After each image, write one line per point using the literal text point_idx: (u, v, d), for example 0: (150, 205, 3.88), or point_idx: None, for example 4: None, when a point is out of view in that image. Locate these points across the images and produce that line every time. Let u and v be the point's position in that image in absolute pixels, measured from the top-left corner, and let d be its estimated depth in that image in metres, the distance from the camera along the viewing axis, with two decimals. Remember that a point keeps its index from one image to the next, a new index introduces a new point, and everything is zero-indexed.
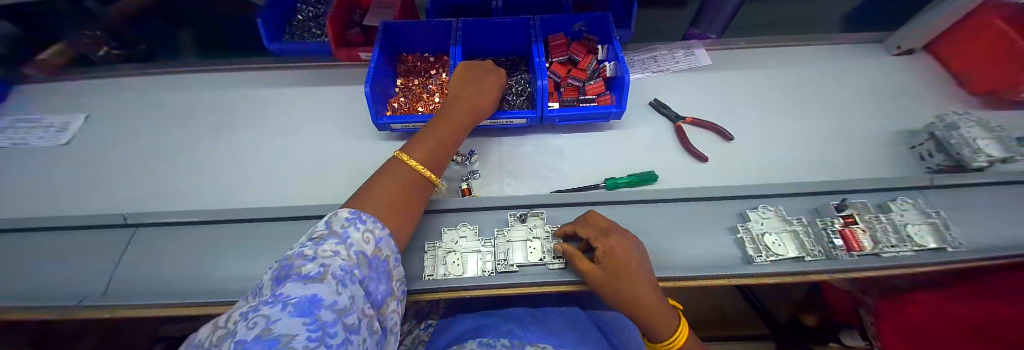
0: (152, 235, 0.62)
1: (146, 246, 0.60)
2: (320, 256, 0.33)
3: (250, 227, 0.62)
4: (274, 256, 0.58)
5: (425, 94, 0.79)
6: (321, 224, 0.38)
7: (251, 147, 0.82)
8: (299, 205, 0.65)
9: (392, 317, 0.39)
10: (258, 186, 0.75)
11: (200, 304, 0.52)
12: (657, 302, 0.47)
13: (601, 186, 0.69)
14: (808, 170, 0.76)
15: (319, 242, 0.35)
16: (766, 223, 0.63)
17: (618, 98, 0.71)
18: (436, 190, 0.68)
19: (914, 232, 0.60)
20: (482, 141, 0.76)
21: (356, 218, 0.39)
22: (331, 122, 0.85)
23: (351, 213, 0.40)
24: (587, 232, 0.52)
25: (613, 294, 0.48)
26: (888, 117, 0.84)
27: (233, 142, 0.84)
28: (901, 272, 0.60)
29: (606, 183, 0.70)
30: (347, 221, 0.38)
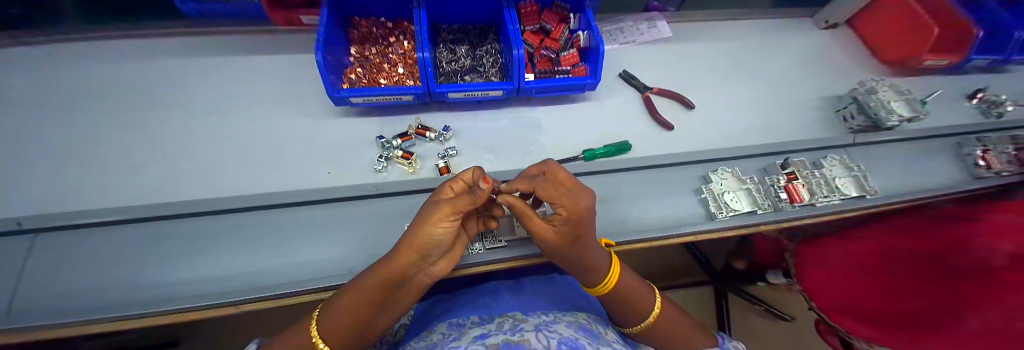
0: (57, 242, 0.50)
1: (50, 256, 0.49)
2: None
3: (194, 223, 0.53)
4: (231, 253, 0.51)
5: (386, 64, 0.71)
6: None
7: (179, 131, 0.69)
8: (252, 195, 0.57)
9: None
10: (194, 175, 0.63)
11: (140, 315, 0.45)
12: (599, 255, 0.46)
13: (579, 158, 0.69)
14: (757, 135, 0.84)
15: None
16: (725, 183, 0.68)
17: (592, 69, 0.71)
18: (411, 170, 0.63)
19: (841, 184, 0.70)
20: (455, 116, 0.72)
21: None
22: (278, 99, 0.74)
23: None
24: (549, 190, 0.41)
25: (563, 253, 0.45)
26: (820, 85, 0.95)
27: (153, 126, 0.70)
28: (829, 218, 0.70)
29: (584, 154, 0.71)
30: None
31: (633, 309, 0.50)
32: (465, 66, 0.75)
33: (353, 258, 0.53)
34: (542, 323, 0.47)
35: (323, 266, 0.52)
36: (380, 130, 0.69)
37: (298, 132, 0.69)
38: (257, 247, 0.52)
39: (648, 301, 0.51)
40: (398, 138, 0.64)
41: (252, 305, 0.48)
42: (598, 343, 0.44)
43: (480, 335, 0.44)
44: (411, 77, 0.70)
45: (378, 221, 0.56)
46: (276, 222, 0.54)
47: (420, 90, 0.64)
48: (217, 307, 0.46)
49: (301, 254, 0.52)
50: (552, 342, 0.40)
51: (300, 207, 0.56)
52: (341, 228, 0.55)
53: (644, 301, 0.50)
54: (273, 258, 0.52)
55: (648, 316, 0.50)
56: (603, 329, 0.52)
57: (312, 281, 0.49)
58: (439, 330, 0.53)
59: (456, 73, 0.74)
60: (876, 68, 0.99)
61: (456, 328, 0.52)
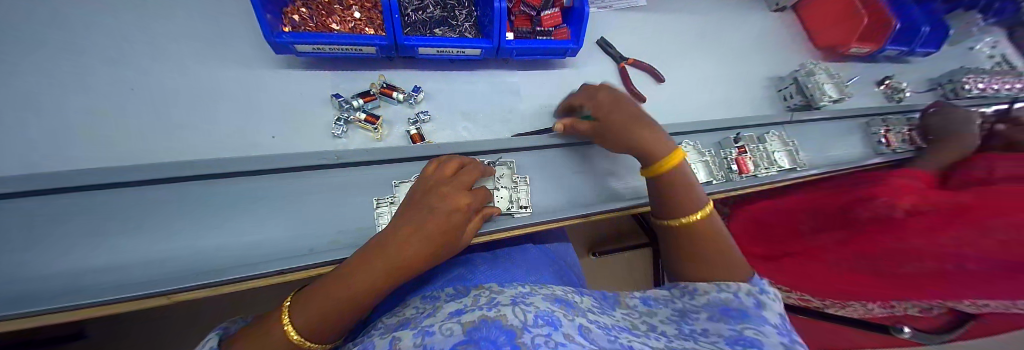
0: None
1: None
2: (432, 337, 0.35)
3: (82, 198, 0.40)
4: (151, 233, 0.41)
5: (336, 5, 0.58)
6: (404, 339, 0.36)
7: (18, 67, 0.48)
8: (168, 162, 0.45)
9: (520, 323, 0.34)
10: (69, 135, 0.47)
11: (17, 318, 0.33)
12: (648, 132, 0.51)
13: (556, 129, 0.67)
14: (713, 111, 0.90)
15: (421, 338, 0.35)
16: (688, 155, 0.72)
17: (575, 33, 0.67)
18: (377, 136, 0.56)
19: (779, 157, 0.79)
20: (426, 75, 0.64)
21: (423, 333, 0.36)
22: (189, 38, 0.57)
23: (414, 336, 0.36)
24: (578, 96, 0.56)
25: (607, 138, 0.53)
26: (766, 66, 1.02)
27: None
28: (767, 187, 0.80)
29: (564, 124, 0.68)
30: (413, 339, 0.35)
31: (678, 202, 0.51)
32: (435, 17, 0.65)
33: (317, 237, 0.47)
34: (518, 296, 0.44)
35: (281, 245, 0.46)
36: (336, 88, 0.58)
37: (224, 84, 0.55)
38: (187, 226, 0.43)
39: (699, 201, 0.51)
40: (360, 98, 0.55)
41: (190, 294, 0.40)
42: (574, 313, 0.41)
43: (455, 310, 0.41)
44: (370, 24, 0.59)
45: (343, 193, 0.51)
46: (211, 196, 0.45)
47: (385, 42, 0.55)
48: (139, 299, 0.37)
49: (251, 234, 0.45)
50: (528, 316, 0.36)
51: (241, 178, 0.46)
52: (298, 202, 0.48)
53: (697, 199, 0.51)
54: (211, 240, 0.43)
55: (696, 214, 0.51)
56: (580, 295, 0.50)
57: (268, 263, 0.42)
58: (413, 303, 0.51)
59: (426, 25, 0.64)
60: (814, 53, 1.11)
61: (431, 301, 0.50)
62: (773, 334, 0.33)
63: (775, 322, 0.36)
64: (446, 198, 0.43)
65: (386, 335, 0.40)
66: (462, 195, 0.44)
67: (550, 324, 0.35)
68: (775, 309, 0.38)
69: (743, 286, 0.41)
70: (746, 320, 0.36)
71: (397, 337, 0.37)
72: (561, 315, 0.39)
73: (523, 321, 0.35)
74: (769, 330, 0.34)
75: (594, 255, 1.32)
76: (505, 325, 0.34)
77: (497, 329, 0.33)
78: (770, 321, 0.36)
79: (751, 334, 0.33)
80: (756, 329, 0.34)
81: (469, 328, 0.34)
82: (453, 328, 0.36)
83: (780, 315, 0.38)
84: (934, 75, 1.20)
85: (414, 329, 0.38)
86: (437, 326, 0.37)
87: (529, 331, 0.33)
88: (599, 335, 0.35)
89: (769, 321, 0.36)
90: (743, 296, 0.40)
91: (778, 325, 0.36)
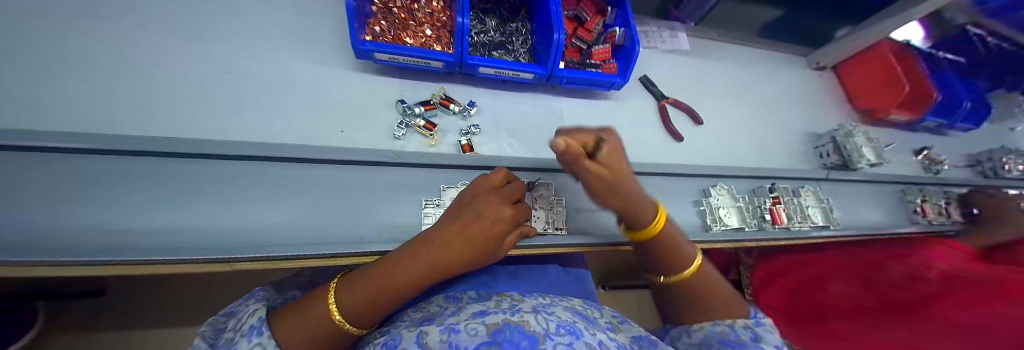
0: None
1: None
2: (460, 333, 0.36)
3: (177, 164, 0.45)
4: (229, 204, 0.46)
5: (411, 22, 0.65)
6: (429, 332, 0.37)
7: (142, 46, 0.56)
8: (251, 142, 0.51)
9: (537, 327, 0.37)
10: (168, 107, 0.53)
11: (103, 267, 0.38)
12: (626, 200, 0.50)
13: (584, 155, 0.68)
14: (747, 158, 0.90)
15: (446, 332, 0.36)
16: (721, 199, 0.73)
17: (623, 69, 0.71)
18: (430, 141, 0.60)
19: (812, 213, 0.79)
20: (479, 91, 0.69)
21: (446, 329, 0.37)
22: (280, 35, 0.65)
23: (438, 328, 0.38)
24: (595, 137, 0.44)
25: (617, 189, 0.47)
26: (803, 121, 1.03)
27: (98, 31, 0.54)
28: (798, 241, 0.79)
29: None
30: (438, 334, 0.37)
31: (665, 258, 0.49)
32: (495, 40, 0.70)
33: (367, 228, 0.51)
34: (539, 305, 0.46)
35: (336, 231, 0.50)
36: (400, 94, 0.63)
37: (304, 78, 0.61)
38: (260, 202, 0.48)
39: (687, 255, 0.48)
40: (421, 106, 0.59)
41: (249, 264, 0.44)
42: (592, 327, 0.43)
43: (478, 311, 0.43)
44: (439, 41, 0.65)
45: (395, 191, 0.55)
46: (283, 178, 0.49)
47: (451, 59, 0.60)
48: (209, 262, 0.42)
49: (311, 217, 0.49)
50: (550, 325, 0.39)
51: (309, 165, 0.51)
52: (355, 193, 0.52)
53: (684, 251, 0.49)
54: (279, 217, 0.48)
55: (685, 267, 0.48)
56: (599, 313, 0.52)
57: (324, 246, 0.46)
58: (436, 301, 0.53)
59: (485, 46, 0.69)
60: (852, 114, 1.10)
61: (454, 301, 0.52)
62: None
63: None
64: (492, 207, 0.45)
65: (413, 328, 0.41)
66: (505, 206, 0.47)
67: (571, 335, 0.37)
68: (772, 343, 0.39)
69: (739, 321, 0.43)
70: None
71: (422, 330, 0.38)
72: (582, 327, 0.41)
73: (546, 329, 0.37)
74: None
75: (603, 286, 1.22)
76: (528, 331, 0.36)
77: (520, 334, 0.36)
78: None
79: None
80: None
81: (493, 330, 0.36)
82: (478, 328, 0.37)
83: (775, 346, 0.39)
84: (975, 151, 1.17)
85: (441, 325, 0.39)
86: (462, 324, 0.38)
87: (551, 339, 0.36)
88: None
89: None
90: (738, 329, 0.41)
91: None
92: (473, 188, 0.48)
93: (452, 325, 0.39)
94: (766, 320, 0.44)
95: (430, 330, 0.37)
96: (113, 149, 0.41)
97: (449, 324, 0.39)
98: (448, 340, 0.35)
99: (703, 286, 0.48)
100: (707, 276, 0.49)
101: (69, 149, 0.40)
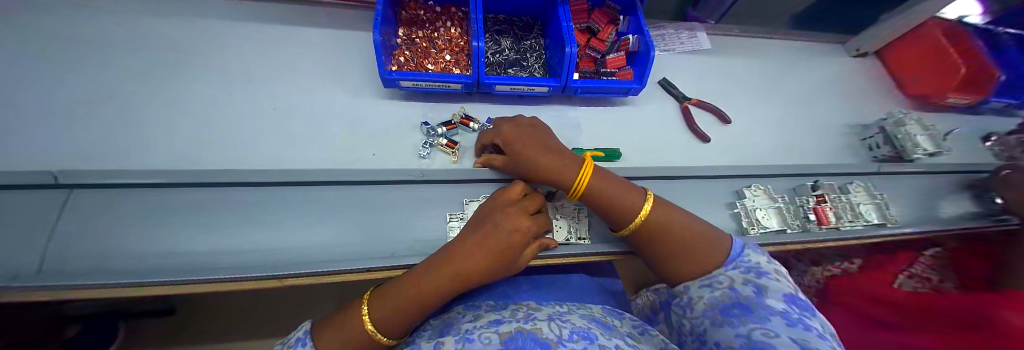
0: (56, 200, 0.49)
1: (45, 210, 0.48)
2: (472, 342, 0.37)
3: (241, 193, 0.54)
4: (278, 226, 0.53)
5: (432, 49, 0.70)
6: (444, 343, 0.39)
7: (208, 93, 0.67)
8: (297, 169, 0.57)
9: (548, 333, 0.38)
10: (226, 142, 0.61)
11: (181, 284, 0.45)
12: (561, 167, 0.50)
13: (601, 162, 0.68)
14: (785, 155, 0.85)
15: (459, 343, 0.38)
16: (757, 200, 0.69)
17: (639, 74, 0.71)
18: (453, 158, 0.63)
19: (864, 210, 0.72)
20: (497, 108, 0.72)
21: (461, 339, 0.39)
22: (318, 71, 0.72)
23: (452, 340, 0.39)
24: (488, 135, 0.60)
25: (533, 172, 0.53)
26: (846, 112, 0.96)
27: (181, 86, 0.67)
28: (851, 242, 0.72)
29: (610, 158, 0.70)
30: (452, 344, 0.38)
31: (614, 218, 0.50)
32: (510, 59, 0.74)
33: (397, 242, 0.55)
34: (555, 312, 0.46)
35: (370, 246, 0.53)
36: (423, 115, 0.68)
37: (337, 108, 0.68)
38: (304, 223, 0.54)
39: (630, 202, 0.49)
40: (443, 126, 0.63)
41: (294, 281, 0.48)
42: (610, 334, 0.43)
43: (494, 319, 0.44)
44: (457, 65, 0.69)
45: (421, 207, 0.58)
46: (323, 200, 0.56)
47: (468, 80, 0.63)
48: (259, 279, 0.46)
49: (346, 234, 0.54)
50: (563, 331, 0.39)
51: (344, 187, 0.57)
52: (385, 210, 0.56)
53: (624, 203, 0.49)
54: (319, 236, 0.53)
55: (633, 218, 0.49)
56: (619, 321, 0.51)
57: (359, 260, 0.49)
58: (459, 310, 0.55)
59: (501, 66, 0.73)
60: (901, 101, 1.01)
61: (473, 309, 0.53)
62: (784, 329, 0.31)
63: (782, 311, 0.34)
64: (509, 219, 0.46)
65: (432, 340, 0.43)
66: (523, 217, 0.47)
67: (585, 340, 0.38)
68: (779, 293, 0.37)
69: (734, 276, 0.41)
70: (748, 317, 0.34)
71: (441, 342, 0.40)
72: (597, 333, 0.41)
73: (558, 335, 0.38)
74: (778, 326, 0.32)
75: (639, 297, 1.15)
76: (541, 338, 0.37)
77: (532, 341, 0.36)
78: (776, 311, 0.34)
79: (759, 335, 0.31)
80: (763, 327, 0.32)
81: (507, 338, 0.37)
82: (492, 336, 0.38)
83: (783, 297, 0.36)
84: None
85: (457, 335, 0.41)
86: (476, 333, 0.39)
87: (563, 345, 0.36)
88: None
89: (776, 312, 0.34)
90: (739, 288, 0.39)
91: (784, 312, 0.34)
92: (491, 203, 0.50)
93: (465, 334, 0.40)
94: (768, 269, 0.42)
95: (444, 342, 0.39)
96: (174, 182, 0.52)
97: (463, 333, 0.41)
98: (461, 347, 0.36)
99: (662, 232, 0.48)
100: (665, 215, 0.49)
101: (149, 184, 0.52)
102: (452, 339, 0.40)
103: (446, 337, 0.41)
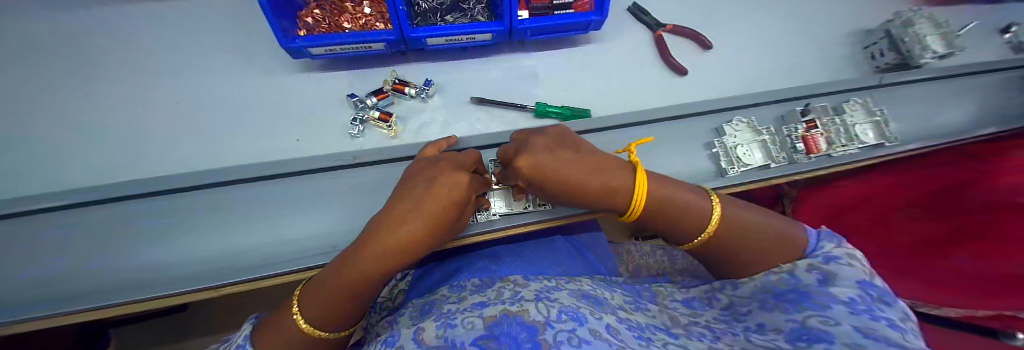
0: None
1: None
2: (458, 328, 0.31)
3: (167, 200, 0.50)
4: (204, 233, 0.49)
5: (348, 2, 0.58)
6: (424, 330, 0.32)
7: (113, 96, 0.59)
8: (218, 168, 0.52)
9: (536, 312, 0.31)
10: (144, 149, 0.57)
11: (117, 305, 0.44)
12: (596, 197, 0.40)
13: (557, 115, 0.61)
14: (775, 79, 0.75)
15: (442, 328, 0.31)
16: (739, 136, 0.62)
17: (598, 3, 0.59)
18: (392, 132, 0.56)
19: (860, 131, 0.65)
20: (439, 66, 0.63)
21: (443, 324, 0.32)
22: (225, 49, 0.62)
23: (435, 326, 0.32)
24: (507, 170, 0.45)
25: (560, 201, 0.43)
26: (851, 16, 0.83)
27: (85, 93, 0.59)
28: (841, 168, 0.66)
29: (570, 111, 0.62)
30: (434, 330, 0.32)
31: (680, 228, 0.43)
32: (446, 3, 0.62)
33: (338, 234, 0.50)
34: (542, 291, 0.41)
35: (310, 241, 0.50)
36: (352, 87, 0.60)
37: (255, 91, 0.60)
38: (239, 226, 0.50)
39: (697, 208, 0.42)
40: (373, 96, 0.56)
41: (236, 287, 0.46)
42: (603, 311, 0.36)
43: (478, 302, 0.38)
44: (380, 19, 0.58)
45: (359, 193, 0.52)
46: (249, 200, 0.50)
47: (392, 37, 0.54)
48: (196, 290, 0.45)
49: (285, 232, 0.50)
50: (552, 312, 0.32)
51: (268, 182, 0.51)
52: (320, 201, 0.51)
53: (692, 210, 0.42)
54: (257, 238, 0.49)
55: (706, 224, 0.42)
56: (609, 293, 0.47)
57: (297, 260, 0.46)
58: (442, 290, 0.51)
59: (436, 13, 0.61)
60: None
61: (457, 290, 0.49)
62: (847, 318, 0.26)
63: (848, 298, 0.28)
64: (435, 169, 0.39)
65: (411, 324, 0.38)
66: (585, 187, 0.39)
67: (575, 320, 0.29)
68: (850, 279, 0.30)
69: (800, 261, 0.35)
70: (805, 303, 0.30)
71: (421, 326, 0.34)
72: (587, 312, 0.34)
73: (546, 316, 0.30)
74: (841, 314, 0.27)
75: (636, 239, 1.27)
76: (527, 321, 0.29)
77: (518, 325, 0.29)
78: (839, 298, 0.28)
79: (816, 323, 0.28)
80: (823, 314, 0.28)
81: (490, 322, 0.30)
82: (474, 322, 0.32)
83: (857, 284, 0.29)
84: None
85: (438, 319, 0.35)
86: (458, 319, 0.33)
87: (552, 326, 0.28)
88: (631, 336, 0.31)
89: (838, 297, 0.29)
90: (800, 275, 0.34)
91: (852, 300, 0.28)
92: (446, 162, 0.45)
93: (446, 320, 0.34)
94: (841, 253, 0.34)
95: (424, 327, 0.33)
96: (77, 202, 0.48)
97: (444, 318, 0.34)
98: (440, 335, 0.30)
99: (734, 232, 0.42)
100: (735, 216, 0.43)
101: (48, 208, 0.47)
102: (429, 325, 0.34)
103: (425, 321, 0.35)
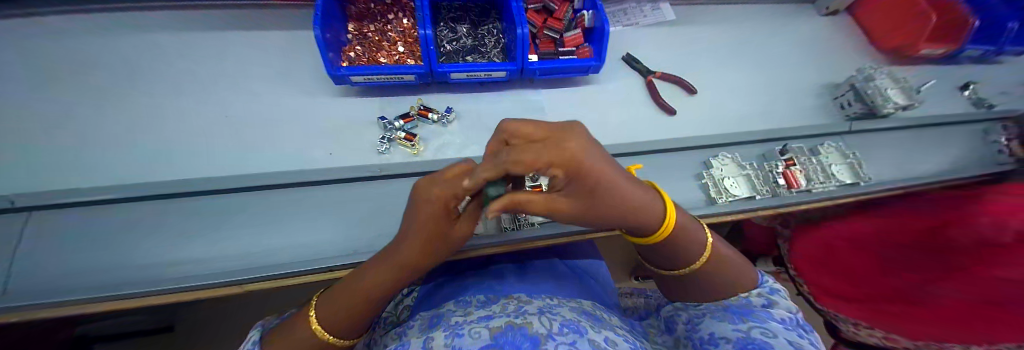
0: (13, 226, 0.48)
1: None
2: (465, 339, 0.32)
3: (205, 201, 0.54)
4: (232, 233, 0.52)
5: (385, 42, 0.69)
6: (434, 341, 0.34)
7: (167, 109, 0.67)
8: (255, 174, 0.57)
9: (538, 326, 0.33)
10: (187, 154, 0.62)
11: (141, 296, 0.45)
12: None
13: None
14: (755, 121, 0.84)
15: (450, 339, 0.33)
16: (725, 168, 0.68)
17: (597, 51, 0.70)
18: (415, 150, 0.63)
19: (835, 170, 0.71)
20: (458, 97, 0.72)
21: (451, 334, 0.34)
22: (274, 75, 0.72)
23: (444, 337, 0.34)
24: None
25: None
26: (819, 71, 0.94)
27: (145, 105, 0.67)
28: (822, 204, 0.71)
29: None
30: (443, 339, 0.33)
31: (681, 251, 0.41)
32: (467, 46, 0.73)
33: (358, 241, 0.54)
34: (544, 307, 0.43)
35: (331, 245, 0.53)
36: (382, 111, 0.68)
37: (296, 111, 0.68)
38: (267, 228, 0.53)
39: (693, 247, 0.41)
40: (401, 119, 0.64)
41: (258, 285, 0.48)
42: (602, 327, 0.38)
43: (484, 315, 0.40)
44: (411, 56, 0.68)
45: (380, 203, 0.57)
46: (279, 204, 0.55)
47: (422, 70, 0.63)
48: (219, 286, 0.47)
49: (311, 235, 0.54)
50: (554, 325, 0.34)
51: (299, 189, 0.57)
52: (344, 209, 0.56)
53: (695, 241, 0.41)
54: (281, 240, 0.53)
55: (697, 258, 0.42)
56: (607, 314, 0.49)
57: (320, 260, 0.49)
58: (449, 305, 0.53)
59: (458, 53, 0.72)
60: (874, 57, 1.00)
61: (463, 305, 0.51)
62: (781, 330, 0.33)
63: (779, 318, 0.36)
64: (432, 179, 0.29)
65: (421, 335, 0.39)
66: None
67: (576, 333, 0.32)
68: (786, 307, 0.39)
69: (755, 290, 0.42)
70: (748, 317, 0.37)
71: (430, 337, 0.36)
72: (587, 325, 0.36)
73: (548, 328, 0.33)
74: (774, 326, 0.34)
75: (636, 279, 1.28)
76: (530, 333, 0.32)
77: (522, 336, 0.31)
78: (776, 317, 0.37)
79: (758, 334, 0.33)
80: (761, 327, 0.34)
81: (497, 332, 0.31)
82: (481, 331, 0.33)
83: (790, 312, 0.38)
84: None
85: (447, 330, 0.36)
86: (466, 328, 0.34)
87: (554, 339, 0.30)
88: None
89: (773, 317, 0.36)
90: (750, 297, 0.40)
91: (784, 321, 0.36)
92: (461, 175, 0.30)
93: (454, 330, 0.35)
94: (779, 286, 0.44)
95: (433, 340, 0.34)
96: (123, 197, 0.52)
97: (451, 330, 0.36)
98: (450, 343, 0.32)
99: (720, 269, 0.43)
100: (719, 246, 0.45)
101: (93, 202, 0.51)
102: (436, 339, 0.34)
103: (431, 335, 0.36)
